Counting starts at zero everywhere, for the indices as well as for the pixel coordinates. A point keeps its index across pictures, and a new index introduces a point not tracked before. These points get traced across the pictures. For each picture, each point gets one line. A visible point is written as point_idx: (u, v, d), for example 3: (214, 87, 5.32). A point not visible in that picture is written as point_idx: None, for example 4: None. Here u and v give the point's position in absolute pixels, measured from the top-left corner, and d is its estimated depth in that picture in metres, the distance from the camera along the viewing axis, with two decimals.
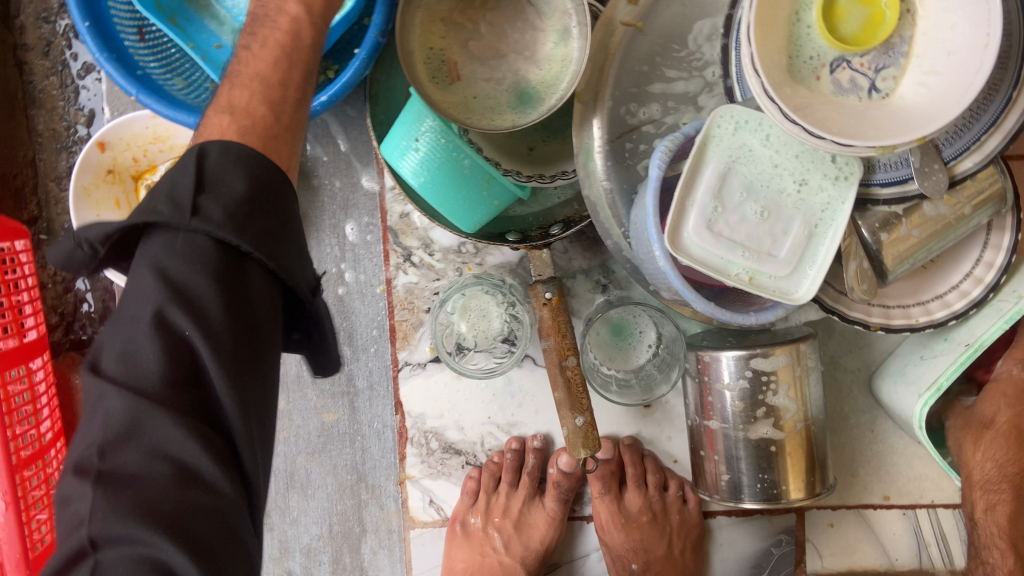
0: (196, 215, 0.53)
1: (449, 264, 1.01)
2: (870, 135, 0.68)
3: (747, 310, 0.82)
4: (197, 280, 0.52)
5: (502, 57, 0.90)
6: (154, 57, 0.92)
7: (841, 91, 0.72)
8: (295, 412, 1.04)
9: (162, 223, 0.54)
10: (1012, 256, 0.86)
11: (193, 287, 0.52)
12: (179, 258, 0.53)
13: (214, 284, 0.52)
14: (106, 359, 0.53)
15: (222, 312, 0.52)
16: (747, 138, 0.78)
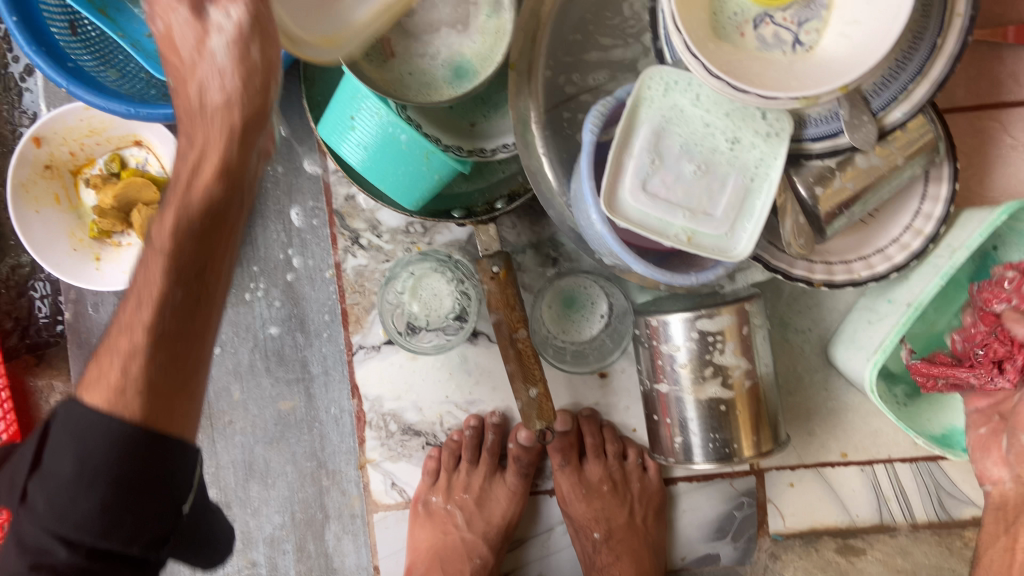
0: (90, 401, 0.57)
1: (398, 245, 1.01)
2: (794, 86, 0.69)
3: (688, 272, 0.82)
4: (94, 451, 0.56)
5: (435, 31, 0.89)
6: (86, 49, 0.91)
7: (765, 46, 0.73)
8: (251, 402, 1.03)
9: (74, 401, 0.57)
10: (949, 207, 0.88)
11: (90, 454, 0.56)
12: (78, 428, 0.56)
13: (111, 458, 0.56)
14: (22, 483, 0.58)
15: (110, 482, 0.56)
16: (677, 99, 0.77)
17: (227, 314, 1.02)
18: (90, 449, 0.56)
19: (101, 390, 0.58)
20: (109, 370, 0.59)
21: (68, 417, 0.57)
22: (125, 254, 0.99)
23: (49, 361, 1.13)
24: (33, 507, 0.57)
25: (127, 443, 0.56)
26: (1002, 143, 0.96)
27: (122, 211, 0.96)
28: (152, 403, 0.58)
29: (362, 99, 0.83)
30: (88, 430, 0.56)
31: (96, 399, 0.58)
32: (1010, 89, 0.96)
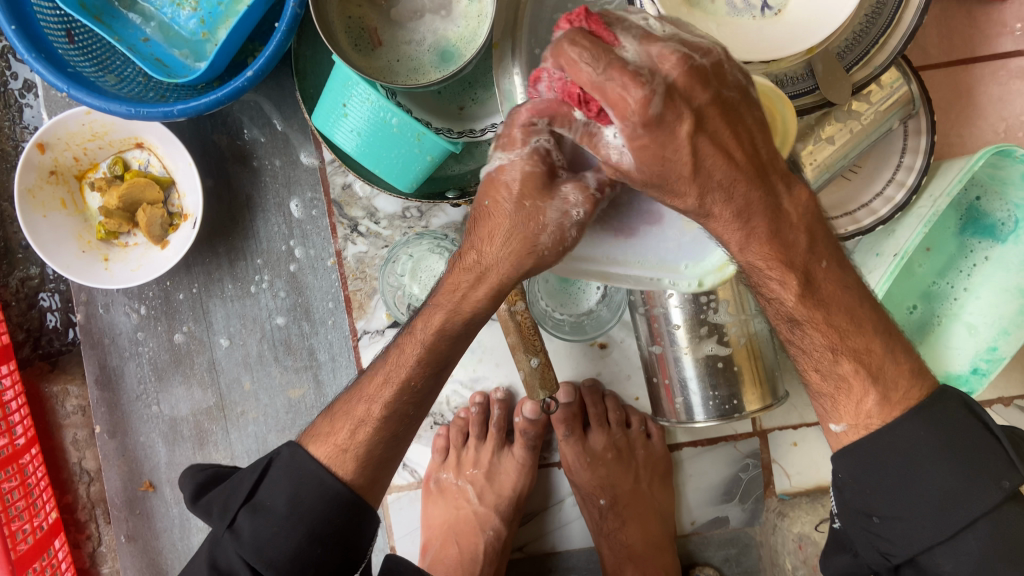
0: (316, 481, 0.72)
1: (396, 230, 1.04)
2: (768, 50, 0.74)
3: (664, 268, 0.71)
4: (316, 516, 0.71)
5: (420, 19, 0.93)
6: (84, 57, 0.94)
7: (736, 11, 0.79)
8: (261, 392, 1.06)
9: (320, 474, 0.72)
10: (929, 159, 0.90)
11: (304, 520, 0.70)
12: (315, 495, 0.72)
13: (327, 519, 0.71)
14: (269, 501, 0.72)
15: (307, 537, 0.70)
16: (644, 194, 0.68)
17: (235, 307, 1.05)
18: (312, 505, 0.71)
19: (328, 446, 0.74)
20: (343, 433, 0.74)
21: (294, 462, 0.74)
22: (132, 253, 1.02)
23: (63, 367, 1.15)
24: (237, 533, 0.71)
25: (337, 500, 0.72)
26: (977, 96, 0.99)
27: (127, 212, 0.99)
28: (366, 473, 0.74)
29: (352, 86, 0.85)
30: (314, 482, 0.72)
31: (320, 452, 0.74)
32: (981, 43, 0.98)
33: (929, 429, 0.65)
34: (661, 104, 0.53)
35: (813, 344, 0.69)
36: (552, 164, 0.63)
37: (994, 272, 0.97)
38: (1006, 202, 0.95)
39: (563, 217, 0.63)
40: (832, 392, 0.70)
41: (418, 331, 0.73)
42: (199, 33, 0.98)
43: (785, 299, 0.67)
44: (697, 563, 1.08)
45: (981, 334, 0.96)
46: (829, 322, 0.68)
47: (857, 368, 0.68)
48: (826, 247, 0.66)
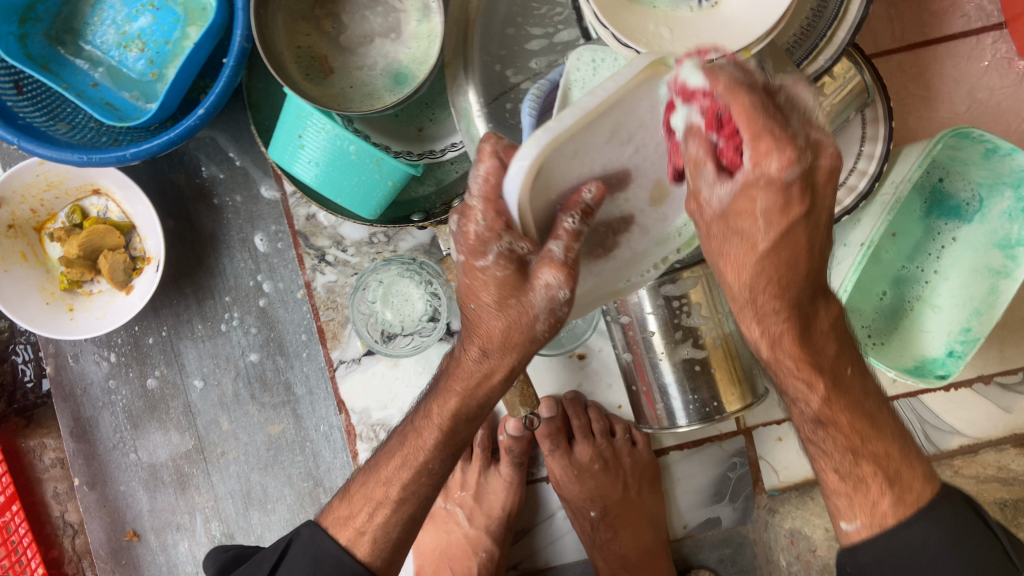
0: (339, 562, 0.72)
1: (364, 256, 1.02)
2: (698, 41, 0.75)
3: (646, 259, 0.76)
4: None
5: (369, 43, 0.93)
6: (34, 106, 0.93)
7: (673, 4, 0.79)
8: (240, 431, 1.04)
9: (338, 554, 0.72)
10: (889, 145, 0.91)
11: None
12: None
13: None
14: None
15: None
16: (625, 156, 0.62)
17: (206, 347, 1.03)
18: None
19: (347, 531, 0.73)
20: (363, 515, 0.73)
21: (313, 544, 0.74)
22: (97, 300, 1.01)
23: (39, 421, 1.13)
24: None
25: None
26: (933, 79, 0.99)
27: (88, 260, 0.98)
28: (386, 553, 0.73)
29: (306, 117, 0.84)
30: (334, 564, 0.72)
31: (341, 536, 0.73)
32: (934, 27, 0.98)
33: (941, 533, 0.66)
34: (799, 173, 0.55)
35: (832, 446, 0.70)
36: (521, 257, 0.62)
37: (963, 252, 0.97)
38: (969, 182, 0.96)
39: (550, 298, 0.63)
40: (848, 493, 0.70)
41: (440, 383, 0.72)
42: (149, 73, 0.96)
43: (810, 401, 0.69)
44: (693, 567, 1.07)
45: (954, 317, 0.96)
46: (827, 432, 0.70)
47: (875, 471, 0.69)
48: (810, 365, 0.68)
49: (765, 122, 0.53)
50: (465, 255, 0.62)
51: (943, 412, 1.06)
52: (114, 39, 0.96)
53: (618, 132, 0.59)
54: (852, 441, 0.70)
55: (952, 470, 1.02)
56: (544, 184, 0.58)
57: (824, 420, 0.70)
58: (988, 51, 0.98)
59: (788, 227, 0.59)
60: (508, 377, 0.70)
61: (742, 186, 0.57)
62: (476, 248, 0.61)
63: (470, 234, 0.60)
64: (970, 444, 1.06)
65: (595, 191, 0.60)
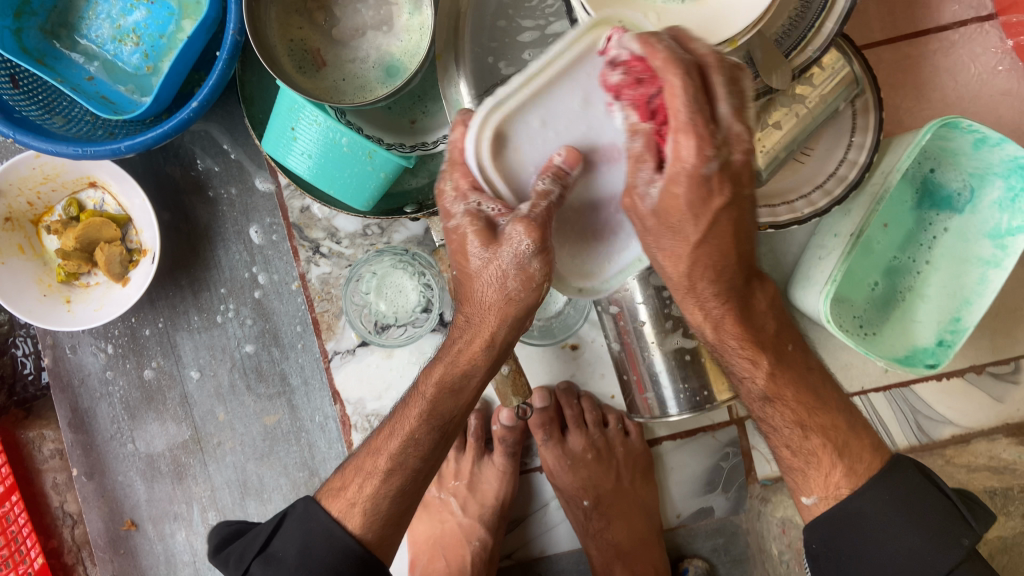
0: (331, 535, 0.72)
1: (359, 248, 1.03)
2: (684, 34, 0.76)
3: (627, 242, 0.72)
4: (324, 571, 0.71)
5: (361, 36, 0.93)
6: (30, 100, 0.94)
7: None
8: (236, 421, 1.05)
9: (330, 526, 0.73)
10: (879, 135, 0.91)
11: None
12: (323, 548, 0.72)
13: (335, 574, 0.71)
14: (285, 549, 0.73)
15: None
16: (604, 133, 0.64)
17: (202, 338, 1.04)
18: (321, 559, 0.71)
19: (340, 502, 0.75)
20: (354, 487, 0.75)
21: (308, 516, 0.75)
22: (94, 293, 1.02)
23: (38, 412, 1.14)
24: None
25: (347, 557, 0.72)
26: (924, 69, 1.00)
27: (85, 252, 0.99)
28: (377, 528, 0.73)
29: (299, 109, 0.85)
30: (326, 537, 0.73)
31: (333, 507, 0.75)
32: (926, 17, 0.99)
33: (892, 500, 0.71)
34: (718, 166, 0.59)
35: (780, 421, 0.75)
36: (491, 217, 0.65)
37: (954, 243, 0.97)
38: (960, 172, 0.96)
39: (517, 255, 0.64)
40: (802, 469, 0.75)
41: (441, 370, 0.73)
42: (144, 67, 0.97)
43: (755, 377, 0.75)
44: (686, 556, 1.08)
45: (944, 307, 0.97)
46: (775, 409, 0.75)
47: (823, 445, 0.74)
48: (751, 341, 0.73)
49: (688, 100, 0.56)
50: (446, 222, 0.67)
51: (935, 402, 1.06)
52: (109, 33, 0.97)
53: (586, 99, 0.63)
54: (800, 415, 0.75)
55: (944, 460, 1.02)
56: (512, 152, 0.64)
57: (772, 399, 0.75)
58: (978, 41, 0.98)
59: (713, 219, 0.63)
60: (489, 344, 0.71)
61: (668, 177, 0.60)
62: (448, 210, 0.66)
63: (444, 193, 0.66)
64: (962, 434, 1.06)
65: (566, 158, 0.63)
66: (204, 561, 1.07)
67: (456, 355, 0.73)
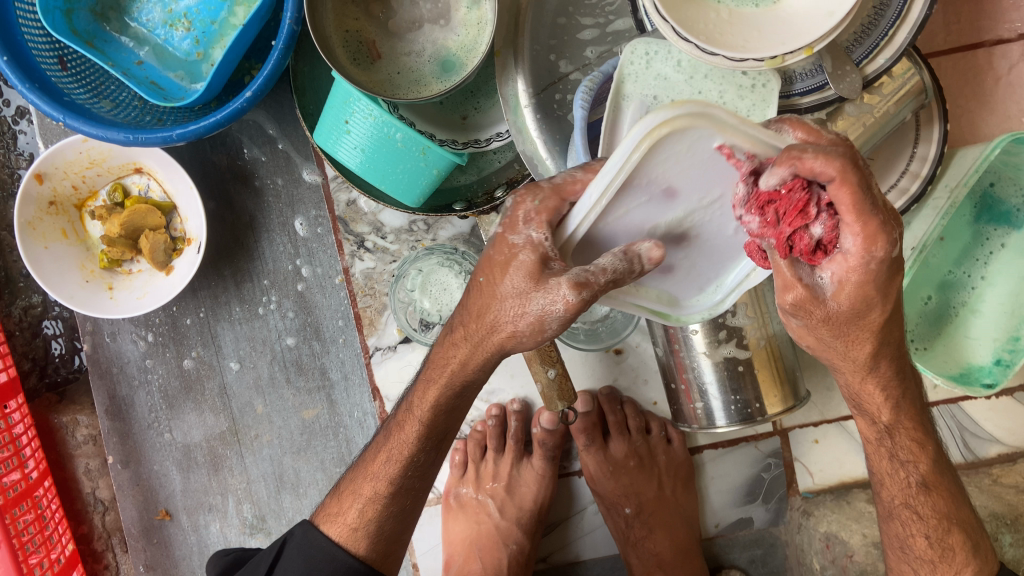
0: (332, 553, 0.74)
1: (404, 244, 1.01)
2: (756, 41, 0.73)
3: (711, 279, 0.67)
4: None
5: (418, 29, 0.92)
6: (78, 83, 0.92)
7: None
8: (274, 414, 1.04)
9: (328, 548, 0.74)
10: (943, 148, 0.89)
11: None
12: (325, 568, 0.74)
13: None
14: (288, 573, 0.74)
15: None
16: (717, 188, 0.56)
17: (243, 330, 1.03)
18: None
19: (338, 526, 0.76)
20: (352, 511, 0.75)
21: (306, 540, 0.76)
22: (136, 280, 1.01)
23: (72, 397, 1.14)
24: None
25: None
26: (988, 80, 0.97)
27: (129, 239, 0.98)
28: (378, 546, 0.75)
29: (353, 103, 0.83)
30: (327, 558, 0.74)
31: (332, 530, 0.76)
32: (990, 28, 0.97)
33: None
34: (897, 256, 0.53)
35: (929, 511, 0.74)
36: (548, 252, 0.57)
37: (1012, 259, 0.95)
38: (1021, 188, 0.94)
39: (545, 312, 0.56)
40: (932, 560, 0.74)
41: (432, 390, 0.68)
42: (194, 53, 0.96)
43: (919, 465, 0.73)
44: (723, 566, 1.06)
45: (1002, 324, 0.95)
46: (928, 496, 0.74)
47: (963, 542, 0.74)
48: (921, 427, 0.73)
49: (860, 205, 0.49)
50: (506, 229, 0.59)
51: (982, 419, 1.05)
52: (160, 17, 0.96)
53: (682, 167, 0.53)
54: (948, 508, 0.74)
55: (990, 479, 1.01)
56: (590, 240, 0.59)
57: (928, 487, 0.74)
58: None
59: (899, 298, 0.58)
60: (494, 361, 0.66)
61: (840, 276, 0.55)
62: (515, 227, 0.58)
63: (520, 210, 0.58)
64: (1009, 453, 1.04)
65: (650, 249, 0.54)
66: None
67: (451, 372, 0.68)
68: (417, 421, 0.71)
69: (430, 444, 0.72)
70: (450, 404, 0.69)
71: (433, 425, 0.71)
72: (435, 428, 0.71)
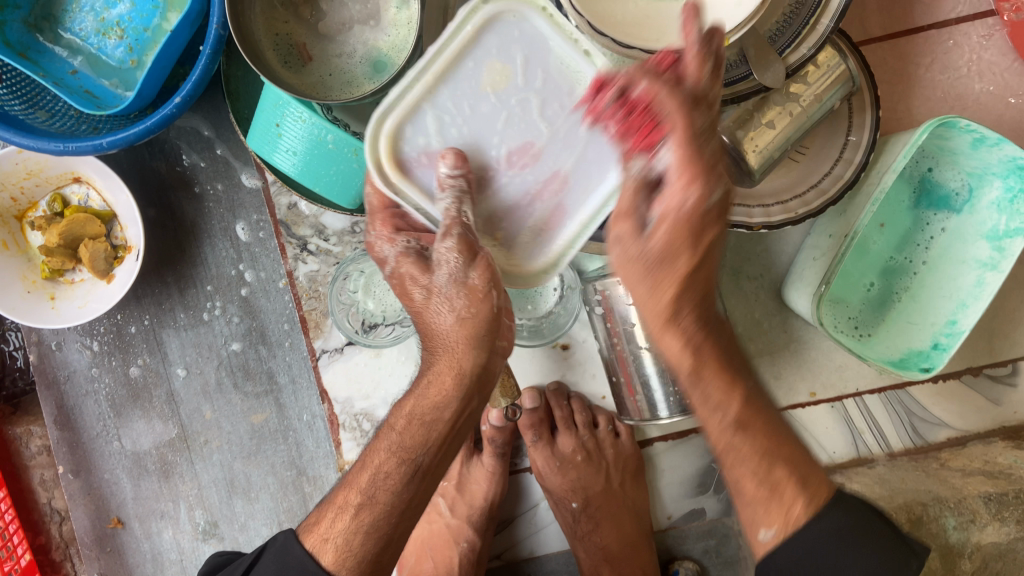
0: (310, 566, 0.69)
1: (347, 245, 1.01)
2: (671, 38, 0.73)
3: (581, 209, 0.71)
4: None
5: (348, 30, 0.92)
6: (11, 94, 0.92)
7: None
8: (223, 420, 1.04)
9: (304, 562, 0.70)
10: (875, 135, 0.89)
11: None
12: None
13: None
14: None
15: None
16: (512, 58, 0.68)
17: (189, 336, 1.03)
18: None
19: (313, 537, 0.71)
20: (325, 522, 0.71)
21: (285, 549, 0.71)
22: (79, 289, 1.01)
23: (27, 408, 1.14)
24: None
25: None
26: (923, 65, 0.97)
27: (69, 249, 0.98)
28: (351, 566, 0.69)
29: (284, 106, 0.83)
30: (301, 569, 0.69)
31: (309, 542, 0.71)
32: (924, 12, 0.97)
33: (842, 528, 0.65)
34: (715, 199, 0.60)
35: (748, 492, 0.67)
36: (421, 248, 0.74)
37: (951, 243, 0.96)
38: (959, 171, 0.95)
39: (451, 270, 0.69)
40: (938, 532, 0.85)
41: (413, 401, 0.73)
42: (128, 60, 0.96)
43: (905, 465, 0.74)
44: (677, 557, 1.07)
45: (940, 308, 0.95)
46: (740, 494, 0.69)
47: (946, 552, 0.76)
48: None
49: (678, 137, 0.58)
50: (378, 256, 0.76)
51: (930, 404, 1.05)
52: (92, 26, 0.96)
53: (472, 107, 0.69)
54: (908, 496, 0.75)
55: (938, 463, 1.01)
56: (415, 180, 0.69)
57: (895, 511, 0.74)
58: (979, 38, 0.96)
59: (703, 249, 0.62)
60: (458, 376, 0.72)
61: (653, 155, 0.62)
62: (389, 237, 0.74)
63: (377, 246, 0.75)
64: (958, 437, 1.05)
65: (450, 160, 0.66)
66: (191, 560, 1.06)
67: (428, 388, 0.73)
68: (393, 436, 0.73)
69: (398, 461, 0.71)
70: (428, 417, 0.72)
71: (405, 439, 0.72)
72: (412, 441, 0.72)
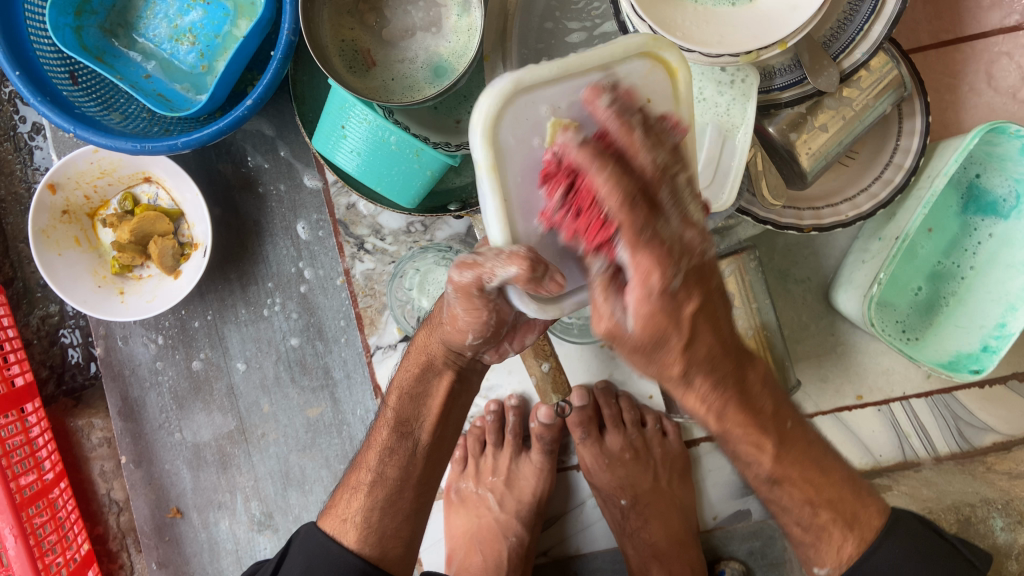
0: (336, 548, 0.76)
1: (402, 245, 1.05)
2: (733, 42, 0.75)
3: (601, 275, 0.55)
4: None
5: (411, 37, 0.95)
6: (89, 97, 0.97)
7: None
8: (280, 413, 1.07)
9: (323, 546, 0.77)
10: (925, 140, 0.91)
11: None
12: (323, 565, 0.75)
13: None
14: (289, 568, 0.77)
15: None
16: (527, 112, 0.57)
17: (249, 331, 1.07)
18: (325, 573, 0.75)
19: (333, 519, 0.79)
20: (343, 503, 0.80)
21: (308, 537, 0.79)
22: (147, 285, 1.05)
23: (87, 401, 1.18)
24: None
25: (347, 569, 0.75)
26: (972, 73, 0.99)
27: (139, 245, 1.01)
28: (374, 542, 0.77)
29: (350, 108, 0.86)
30: (326, 555, 0.76)
31: (328, 527, 0.79)
32: (973, 21, 0.98)
33: (905, 555, 0.75)
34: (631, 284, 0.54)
35: (790, 502, 0.75)
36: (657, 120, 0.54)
37: (999, 248, 0.96)
38: (1007, 177, 0.95)
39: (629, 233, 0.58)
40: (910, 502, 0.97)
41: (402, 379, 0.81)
42: (199, 66, 1.00)
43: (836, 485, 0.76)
44: (722, 558, 1.07)
45: (989, 312, 0.96)
46: (784, 490, 0.74)
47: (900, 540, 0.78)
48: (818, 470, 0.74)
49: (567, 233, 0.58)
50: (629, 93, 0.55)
51: (976, 410, 1.05)
52: (166, 33, 1.00)
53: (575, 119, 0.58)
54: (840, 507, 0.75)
55: (985, 467, 1.02)
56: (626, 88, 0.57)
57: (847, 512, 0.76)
58: None
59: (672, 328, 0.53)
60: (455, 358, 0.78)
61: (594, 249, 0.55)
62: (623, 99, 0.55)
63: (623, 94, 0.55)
64: (1004, 442, 1.05)
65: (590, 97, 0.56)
66: (246, 550, 1.09)
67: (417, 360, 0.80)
68: (389, 416, 0.80)
69: (398, 435, 0.79)
70: (417, 392, 0.80)
71: (400, 415, 0.80)
72: (402, 415, 0.80)
